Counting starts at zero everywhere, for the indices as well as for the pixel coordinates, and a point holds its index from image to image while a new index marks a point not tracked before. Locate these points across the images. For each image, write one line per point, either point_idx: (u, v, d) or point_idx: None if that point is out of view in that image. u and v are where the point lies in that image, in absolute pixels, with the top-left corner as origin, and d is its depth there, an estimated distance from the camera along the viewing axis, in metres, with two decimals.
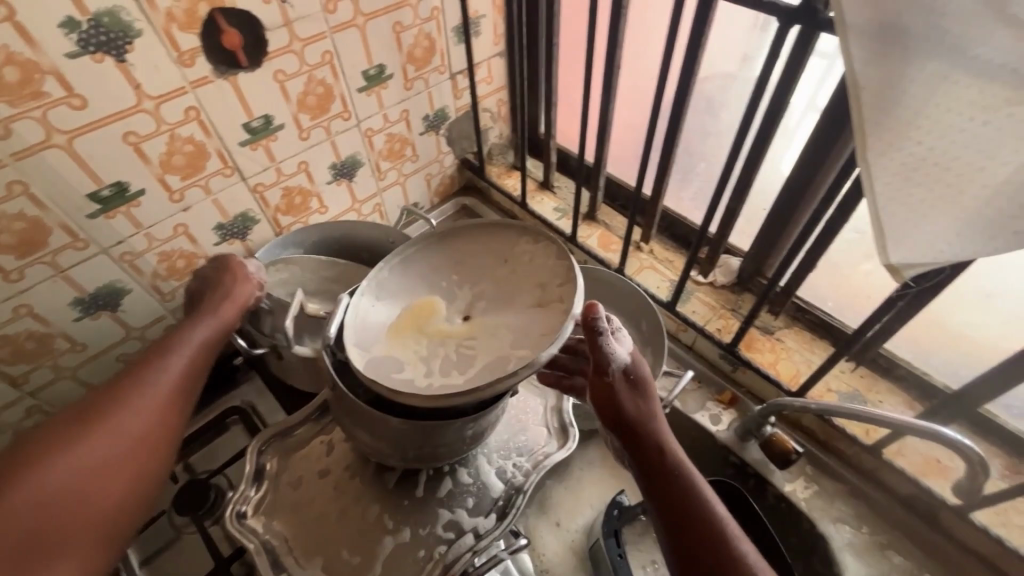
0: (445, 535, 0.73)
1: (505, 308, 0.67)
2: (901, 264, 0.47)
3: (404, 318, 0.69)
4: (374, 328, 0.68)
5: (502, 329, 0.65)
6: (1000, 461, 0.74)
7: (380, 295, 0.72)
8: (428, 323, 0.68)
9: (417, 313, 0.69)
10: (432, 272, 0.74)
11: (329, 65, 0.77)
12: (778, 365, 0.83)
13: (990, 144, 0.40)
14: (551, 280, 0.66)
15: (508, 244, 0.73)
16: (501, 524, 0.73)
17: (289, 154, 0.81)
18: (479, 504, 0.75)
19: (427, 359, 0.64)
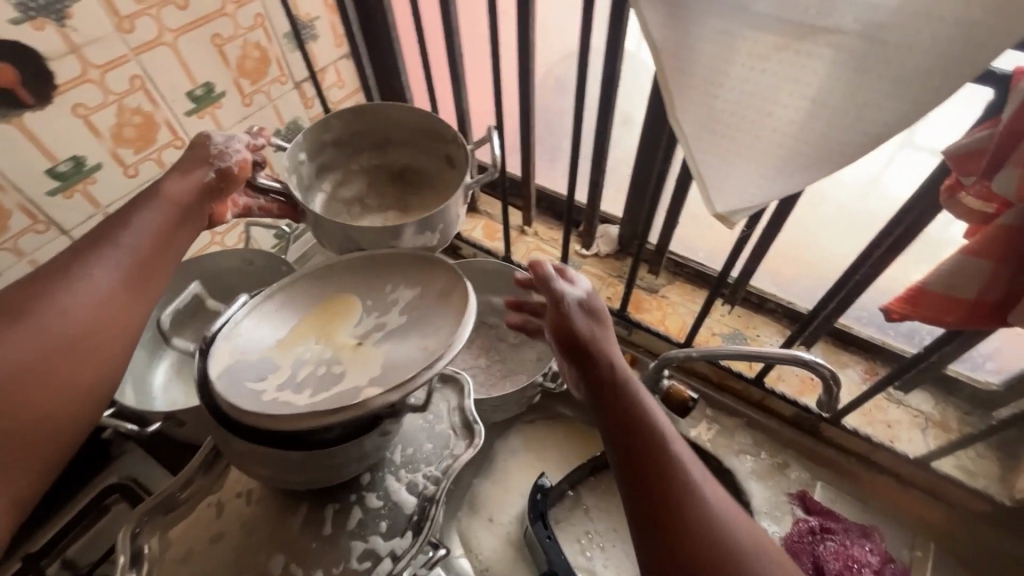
0: (360, 569, 0.56)
1: (406, 338, 0.49)
2: (727, 212, 0.46)
3: (298, 326, 0.52)
4: (255, 344, 0.50)
5: (395, 361, 0.47)
6: (861, 366, 0.77)
7: (289, 300, 0.53)
8: (326, 337, 0.51)
9: (311, 323, 0.52)
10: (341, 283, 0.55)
11: (142, 90, 0.68)
12: (665, 320, 0.84)
13: (770, 91, 0.38)
14: (457, 309, 0.49)
15: (430, 267, 0.54)
16: (418, 539, 0.57)
17: (120, 197, 0.72)
18: (393, 525, 0.58)
19: (292, 382, 0.47)
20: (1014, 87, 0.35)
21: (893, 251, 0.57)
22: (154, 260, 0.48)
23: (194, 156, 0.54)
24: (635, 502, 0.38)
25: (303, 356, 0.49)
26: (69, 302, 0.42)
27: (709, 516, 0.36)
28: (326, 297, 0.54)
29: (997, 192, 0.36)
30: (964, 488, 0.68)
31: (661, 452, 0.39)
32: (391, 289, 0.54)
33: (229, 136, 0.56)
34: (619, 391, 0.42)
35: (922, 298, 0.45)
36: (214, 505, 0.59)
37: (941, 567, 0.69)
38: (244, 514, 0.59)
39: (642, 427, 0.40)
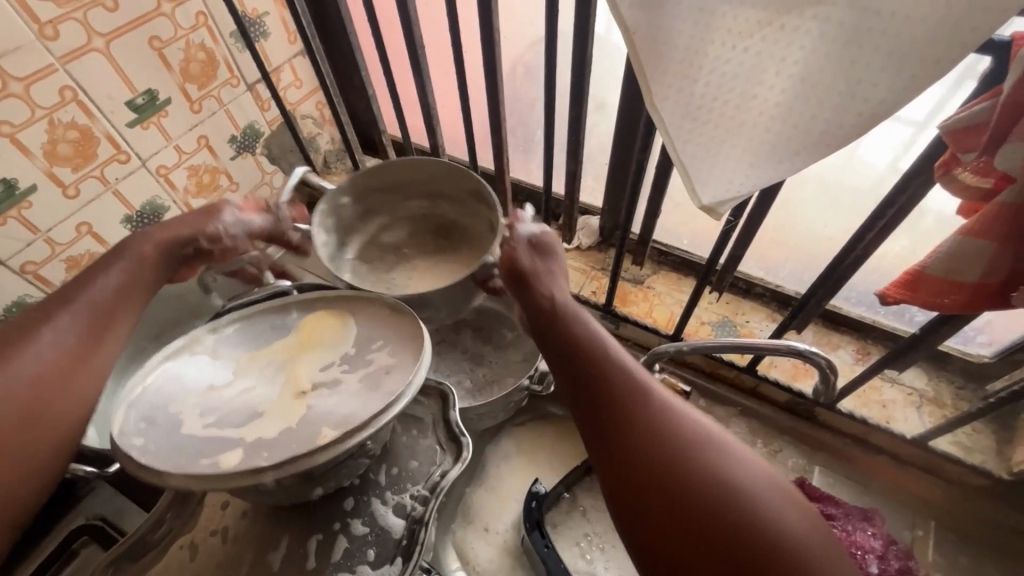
0: None
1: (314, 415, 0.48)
2: (714, 203, 0.42)
3: (265, 348, 0.55)
4: (224, 351, 0.54)
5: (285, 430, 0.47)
6: (853, 347, 0.75)
7: (280, 327, 0.57)
8: (284, 376, 0.52)
9: (278, 352, 0.54)
10: (328, 325, 0.56)
11: (75, 102, 0.63)
12: (653, 312, 0.82)
13: (755, 70, 0.35)
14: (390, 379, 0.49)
15: (396, 344, 0.53)
16: (408, 565, 0.54)
17: (60, 220, 0.66)
18: (382, 552, 0.55)
19: (205, 419, 0.49)
20: (1015, 53, 0.32)
21: (883, 231, 0.55)
22: (112, 314, 0.49)
23: (183, 222, 0.57)
24: (592, 425, 0.41)
25: (242, 385, 0.52)
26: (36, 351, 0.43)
27: (668, 427, 0.38)
28: (310, 339, 0.55)
29: (999, 168, 0.34)
30: (962, 464, 0.67)
31: (612, 372, 0.42)
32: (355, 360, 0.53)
33: (240, 219, 0.60)
34: (573, 328, 0.46)
35: (922, 282, 0.42)
36: (186, 548, 0.56)
37: (942, 545, 0.68)
38: (218, 556, 0.56)
39: (593, 353, 0.43)
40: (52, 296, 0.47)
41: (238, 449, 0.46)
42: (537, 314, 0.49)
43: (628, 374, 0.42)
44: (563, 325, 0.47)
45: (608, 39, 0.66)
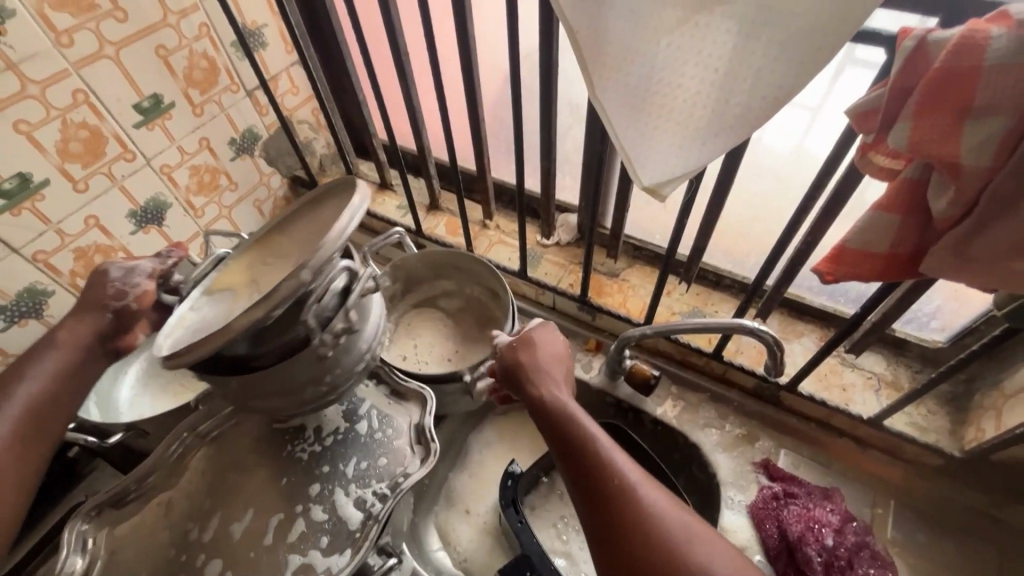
0: None
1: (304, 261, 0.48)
2: (654, 184, 0.48)
3: (242, 285, 0.55)
4: (212, 302, 0.54)
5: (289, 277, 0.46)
6: (815, 334, 0.79)
7: (242, 268, 0.57)
8: (268, 283, 0.53)
9: (262, 279, 0.54)
10: (285, 244, 0.57)
11: (86, 104, 0.69)
12: (627, 303, 0.86)
13: (678, 62, 0.40)
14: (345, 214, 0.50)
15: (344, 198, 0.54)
16: (355, 557, 0.55)
17: (70, 212, 0.72)
18: (335, 540, 0.57)
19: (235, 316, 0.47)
20: (900, 44, 0.37)
21: (825, 217, 0.59)
22: (39, 411, 0.52)
23: (86, 296, 0.57)
24: (591, 521, 0.48)
25: (243, 301, 0.51)
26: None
27: (650, 530, 0.45)
28: (275, 262, 0.56)
29: (893, 146, 0.38)
30: (918, 444, 0.70)
31: (601, 478, 0.48)
32: (315, 236, 0.54)
33: (129, 269, 0.57)
34: (567, 426, 0.52)
35: (843, 256, 0.46)
36: (162, 506, 0.59)
37: (900, 523, 0.71)
38: (195, 515, 0.59)
39: (585, 458, 0.49)
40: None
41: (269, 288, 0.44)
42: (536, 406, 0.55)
43: (615, 478, 0.48)
44: (558, 424, 0.52)
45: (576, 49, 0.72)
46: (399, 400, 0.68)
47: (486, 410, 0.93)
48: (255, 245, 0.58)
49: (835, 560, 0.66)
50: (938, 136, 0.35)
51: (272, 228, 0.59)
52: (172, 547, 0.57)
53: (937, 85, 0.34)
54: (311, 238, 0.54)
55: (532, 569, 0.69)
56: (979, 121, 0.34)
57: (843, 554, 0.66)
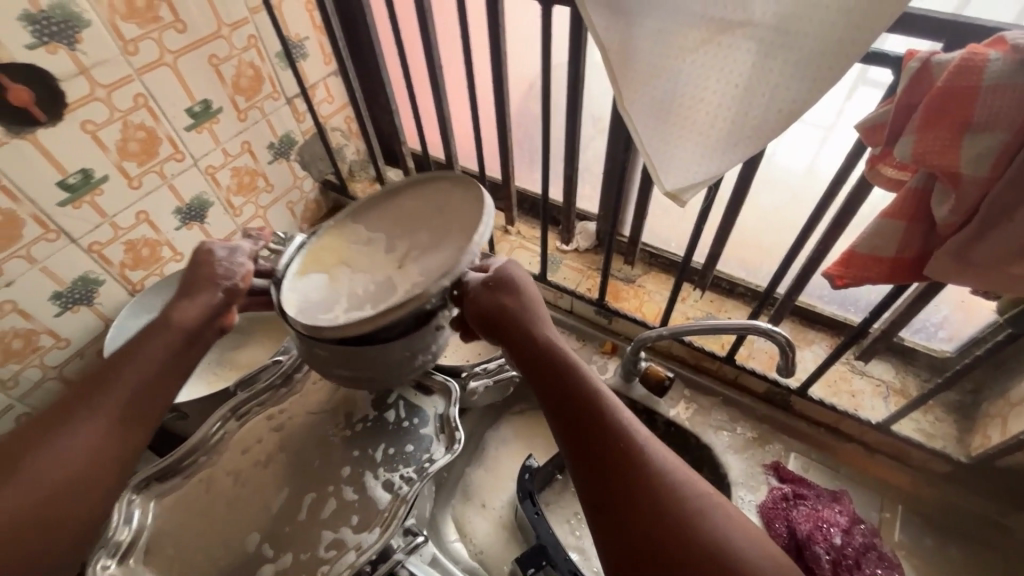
0: (327, 556, 0.58)
1: (437, 248, 0.57)
2: (676, 190, 0.52)
3: (337, 268, 0.61)
4: (313, 285, 0.60)
5: (431, 264, 0.55)
6: (825, 342, 0.82)
7: (318, 254, 0.63)
8: (363, 268, 0.61)
9: (359, 262, 0.61)
10: (367, 232, 0.64)
11: (145, 108, 0.74)
12: (642, 307, 0.89)
13: (701, 78, 0.45)
14: (456, 210, 0.59)
15: (441, 190, 0.63)
16: (384, 534, 0.59)
17: (124, 207, 0.77)
18: (365, 519, 0.61)
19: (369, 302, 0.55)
20: (906, 66, 0.41)
21: (836, 228, 0.62)
22: (130, 400, 0.50)
23: (190, 279, 0.57)
24: (589, 482, 0.44)
25: (356, 283, 0.59)
26: (58, 454, 0.46)
27: (656, 493, 0.42)
28: (354, 247, 0.63)
29: (898, 157, 0.41)
30: (926, 450, 0.72)
31: (607, 435, 0.45)
32: (404, 229, 0.62)
33: (232, 248, 0.59)
34: (569, 381, 0.49)
35: (852, 260, 0.49)
36: (203, 481, 0.63)
37: (907, 527, 0.73)
38: (232, 492, 0.62)
39: (590, 415, 0.47)
40: (82, 388, 0.50)
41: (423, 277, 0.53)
42: (529, 359, 0.52)
43: (622, 435, 0.45)
44: (558, 379, 0.49)
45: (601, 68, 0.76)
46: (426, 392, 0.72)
47: (503, 409, 0.96)
48: (334, 234, 0.65)
49: (843, 559, 0.68)
50: (939, 148, 0.39)
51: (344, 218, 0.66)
52: (213, 520, 0.61)
53: (939, 102, 0.38)
54: (402, 229, 0.62)
55: (548, 559, 0.71)
56: (977, 135, 0.38)
57: (851, 554, 0.68)
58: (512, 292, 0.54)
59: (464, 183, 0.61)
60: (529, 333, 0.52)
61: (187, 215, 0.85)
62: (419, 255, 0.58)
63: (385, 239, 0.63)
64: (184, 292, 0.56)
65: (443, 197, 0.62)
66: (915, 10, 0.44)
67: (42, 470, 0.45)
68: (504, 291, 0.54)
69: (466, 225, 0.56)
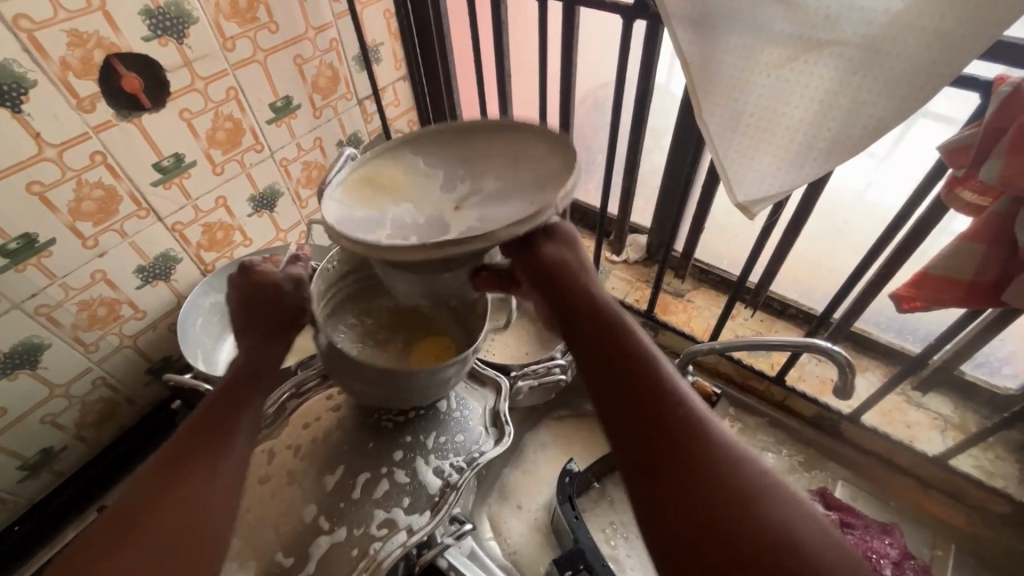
0: (378, 534, 0.61)
1: (505, 203, 0.45)
2: (748, 202, 0.53)
3: (385, 190, 0.50)
4: (355, 202, 0.48)
5: (497, 214, 0.44)
6: (880, 369, 0.80)
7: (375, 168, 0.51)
8: (413, 196, 0.49)
9: (413, 187, 0.49)
10: (432, 161, 0.52)
11: (235, 100, 0.79)
12: (691, 322, 0.89)
13: (784, 93, 0.46)
14: (545, 165, 0.48)
15: (527, 144, 0.50)
16: (435, 518, 0.62)
17: (206, 191, 0.82)
18: (416, 502, 0.63)
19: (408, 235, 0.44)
20: (996, 89, 0.41)
21: (904, 252, 0.62)
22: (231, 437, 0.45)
23: (246, 300, 0.53)
24: (639, 450, 0.38)
25: (400, 212, 0.47)
26: (172, 501, 0.40)
27: (722, 473, 0.35)
28: (412, 173, 0.51)
29: (984, 178, 0.42)
30: (985, 487, 0.70)
31: (656, 391, 0.40)
32: (478, 168, 0.50)
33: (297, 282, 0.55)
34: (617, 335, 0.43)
35: (923, 282, 0.50)
36: (264, 453, 0.66)
37: (962, 567, 0.70)
38: (288, 466, 0.66)
39: (640, 373, 0.41)
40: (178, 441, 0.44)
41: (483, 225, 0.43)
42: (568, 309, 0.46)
43: (675, 399, 0.39)
44: (604, 332, 0.44)
45: (668, 86, 0.78)
46: (478, 389, 0.74)
47: (542, 413, 0.97)
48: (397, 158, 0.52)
49: None
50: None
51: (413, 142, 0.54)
52: (272, 490, 0.64)
53: None
54: (472, 168, 0.50)
55: (585, 563, 0.72)
56: None
57: None
58: (557, 238, 0.48)
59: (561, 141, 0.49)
60: (582, 292, 0.46)
61: (259, 202, 0.90)
62: (485, 199, 0.46)
63: (449, 173, 0.51)
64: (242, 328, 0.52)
65: (531, 145, 0.50)
66: (1009, 39, 0.44)
67: (164, 516, 0.39)
68: (548, 238, 0.48)
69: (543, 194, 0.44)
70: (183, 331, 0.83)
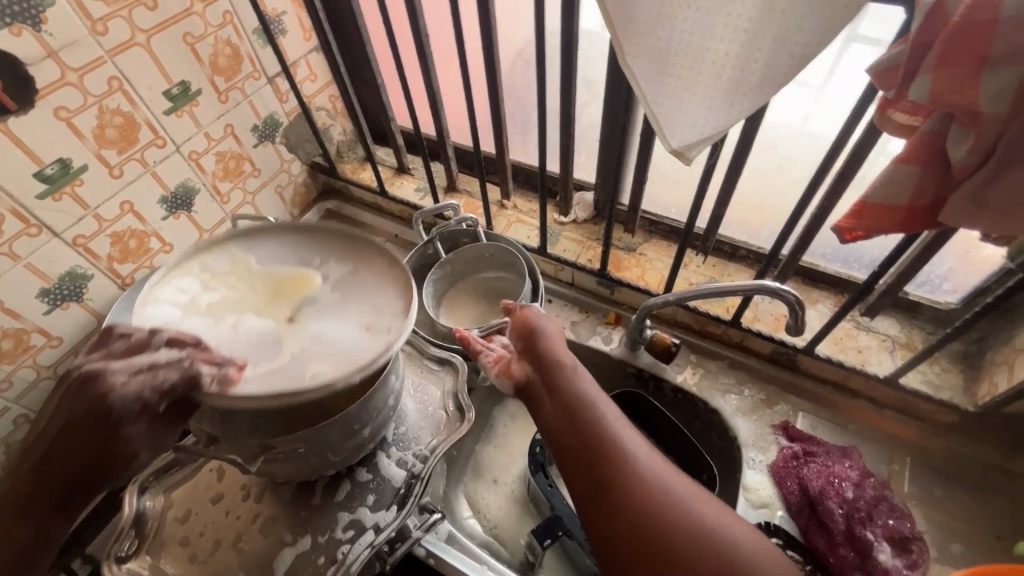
0: (345, 536, 0.58)
1: (336, 324, 0.58)
2: (682, 147, 0.50)
3: (235, 302, 0.59)
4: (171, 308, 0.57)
5: (329, 338, 0.56)
6: (831, 299, 0.81)
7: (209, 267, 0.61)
8: (251, 300, 0.60)
9: (253, 291, 0.60)
10: (275, 263, 0.64)
11: (121, 91, 0.71)
12: (645, 276, 0.88)
13: (706, 24, 0.43)
14: (378, 293, 0.61)
15: (366, 253, 0.65)
16: (402, 511, 0.59)
17: (107, 198, 0.74)
18: (381, 497, 0.61)
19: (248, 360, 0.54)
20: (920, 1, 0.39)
21: (843, 182, 0.61)
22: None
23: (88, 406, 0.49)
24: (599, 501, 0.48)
25: (240, 323, 0.57)
26: None
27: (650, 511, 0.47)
28: (254, 271, 0.62)
29: (913, 98, 0.40)
30: (934, 401, 0.73)
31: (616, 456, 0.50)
32: (305, 263, 0.64)
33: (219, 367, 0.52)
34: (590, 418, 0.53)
35: (863, 212, 0.49)
36: (215, 471, 0.64)
37: (917, 478, 0.74)
38: (242, 480, 0.63)
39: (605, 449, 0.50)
40: None
41: (303, 365, 0.54)
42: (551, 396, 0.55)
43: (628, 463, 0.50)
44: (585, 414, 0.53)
45: (594, 30, 0.74)
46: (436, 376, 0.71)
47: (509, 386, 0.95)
48: (237, 269, 0.62)
49: (856, 511, 0.68)
50: (957, 86, 0.37)
51: (241, 243, 0.64)
52: (228, 511, 0.61)
53: (958, 39, 0.36)
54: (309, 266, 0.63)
55: (563, 529, 0.72)
56: (996, 70, 0.36)
57: (863, 506, 0.69)
58: (542, 316, 0.62)
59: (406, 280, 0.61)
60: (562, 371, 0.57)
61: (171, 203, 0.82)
62: (311, 313, 0.59)
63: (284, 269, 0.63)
64: (101, 466, 0.50)
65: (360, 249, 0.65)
66: None
67: None
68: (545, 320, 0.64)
69: (383, 311, 0.59)
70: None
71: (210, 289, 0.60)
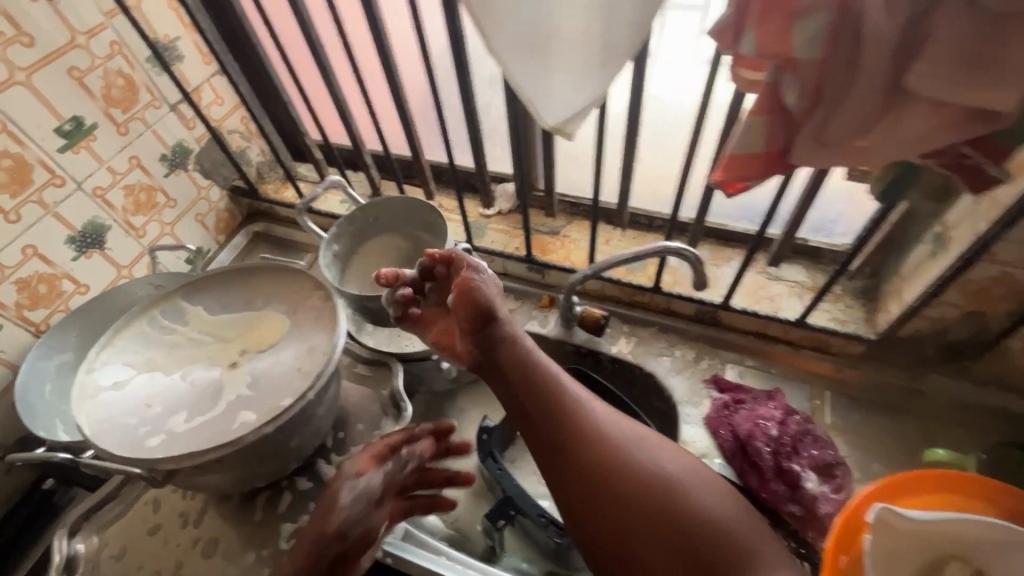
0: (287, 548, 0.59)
1: (271, 367, 0.59)
2: (559, 123, 0.53)
3: (179, 356, 0.61)
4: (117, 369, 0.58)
5: (265, 383, 0.58)
6: (743, 255, 0.86)
7: (159, 320, 0.63)
8: (196, 352, 0.61)
9: (200, 342, 0.62)
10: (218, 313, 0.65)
11: (6, 133, 0.69)
12: (570, 257, 0.91)
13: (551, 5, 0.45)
14: (309, 330, 0.61)
15: (304, 291, 0.65)
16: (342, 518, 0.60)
17: (6, 244, 0.72)
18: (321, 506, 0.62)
19: (188, 417, 0.56)
20: None
21: (725, 136, 0.66)
22: None
23: None
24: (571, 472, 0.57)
25: (188, 375, 0.59)
26: None
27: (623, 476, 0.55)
28: (205, 321, 0.64)
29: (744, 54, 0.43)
30: (841, 336, 0.78)
31: (583, 435, 0.58)
32: (248, 309, 0.65)
33: (156, 429, 0.54)
34: (553, 402, 0.60)
35: (733, 162, 0.52)
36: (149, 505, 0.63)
37: (837, 410, 0.79)
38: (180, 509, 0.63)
39: (568, 429, 0.58)
40: None
41: (237, 415, 0.55)
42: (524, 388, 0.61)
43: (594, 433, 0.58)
44: (550, 401, 0.59)
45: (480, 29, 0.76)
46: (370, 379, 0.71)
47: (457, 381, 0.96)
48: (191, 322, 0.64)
49: (783, 447, 0.72)
50: (777, 38, 0.41)
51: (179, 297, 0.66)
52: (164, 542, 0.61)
53: None
54: (251, 308, 0.64)
55: (516, 508, 0.74)
56: (805, 18, 0.40)
57: (788, 441, 0.73)
58: (480, 283, 0.64)
59: (335, 317, 0.61)
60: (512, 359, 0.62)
61: (79, 242, 0.80)
62: (254, 355, 0.61)
63: (231, 315, 0.64)
64: None
65: (301, 287, 0.65)
66: None
67: None
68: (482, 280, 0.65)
69: (314, 349, 0.59)
70: (24, 404, 0.71)
71: (153, 348, 0.61)
